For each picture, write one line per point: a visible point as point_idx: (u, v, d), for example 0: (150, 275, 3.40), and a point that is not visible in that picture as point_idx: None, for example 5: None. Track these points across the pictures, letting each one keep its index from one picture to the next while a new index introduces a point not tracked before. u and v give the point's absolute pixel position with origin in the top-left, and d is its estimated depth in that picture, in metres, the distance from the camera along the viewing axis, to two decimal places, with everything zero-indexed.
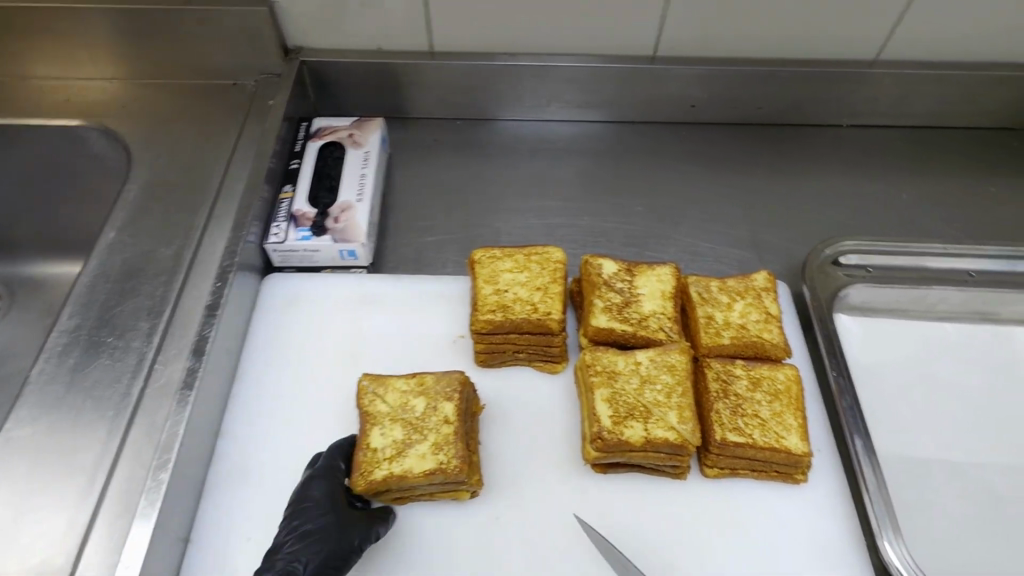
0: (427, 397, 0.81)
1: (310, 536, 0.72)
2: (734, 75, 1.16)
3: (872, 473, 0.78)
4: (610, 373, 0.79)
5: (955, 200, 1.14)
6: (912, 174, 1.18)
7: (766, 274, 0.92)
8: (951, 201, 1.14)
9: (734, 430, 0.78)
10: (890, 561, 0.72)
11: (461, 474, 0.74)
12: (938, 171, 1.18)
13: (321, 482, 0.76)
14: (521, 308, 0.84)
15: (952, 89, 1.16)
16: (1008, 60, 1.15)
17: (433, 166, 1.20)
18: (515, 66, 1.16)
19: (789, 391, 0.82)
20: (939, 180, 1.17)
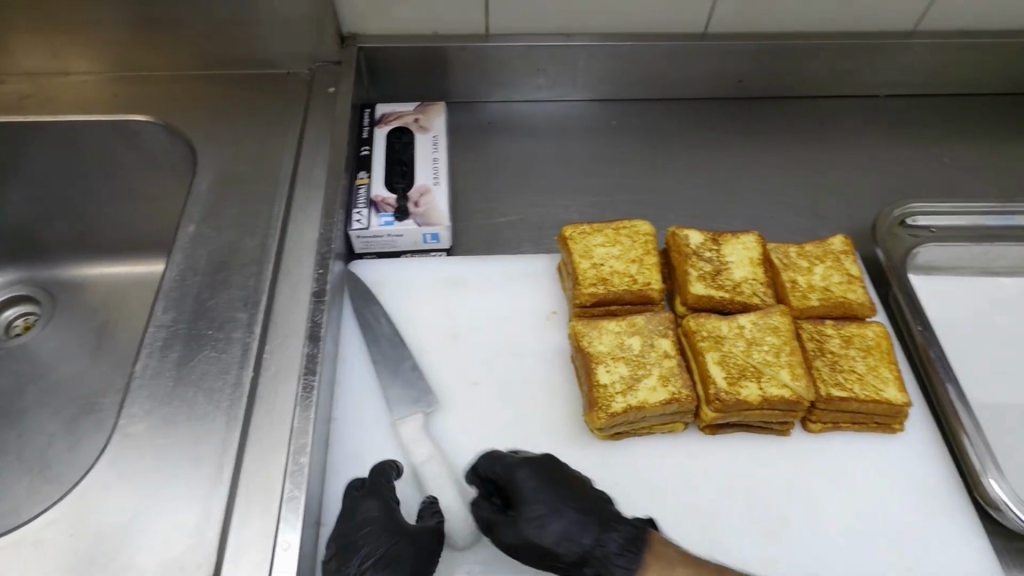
0: (643, 335, 0.81)
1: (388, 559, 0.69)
2: (781, 50, 1.20)
3: (967, 414, 0.82)
4: (716, 337, 0.82)
5: (991, 162, 1.20)
6: (950, 140, 1.23)
7: (842, 238, 0.96)
8: (988, 163, 1.20)
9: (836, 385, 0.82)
10: (996, 495, 0.77)
11: (694, 405, 0.76)
12: (974, 136, 1.23)
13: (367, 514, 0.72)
14: (621, 281, 0.86)
15: (986, 56, 1.22)
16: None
17: (490, 149, 1.21)
18: (569, 47, 1.17)
19: (879, 346, 0.86)
20: (976, 143, 1.22)
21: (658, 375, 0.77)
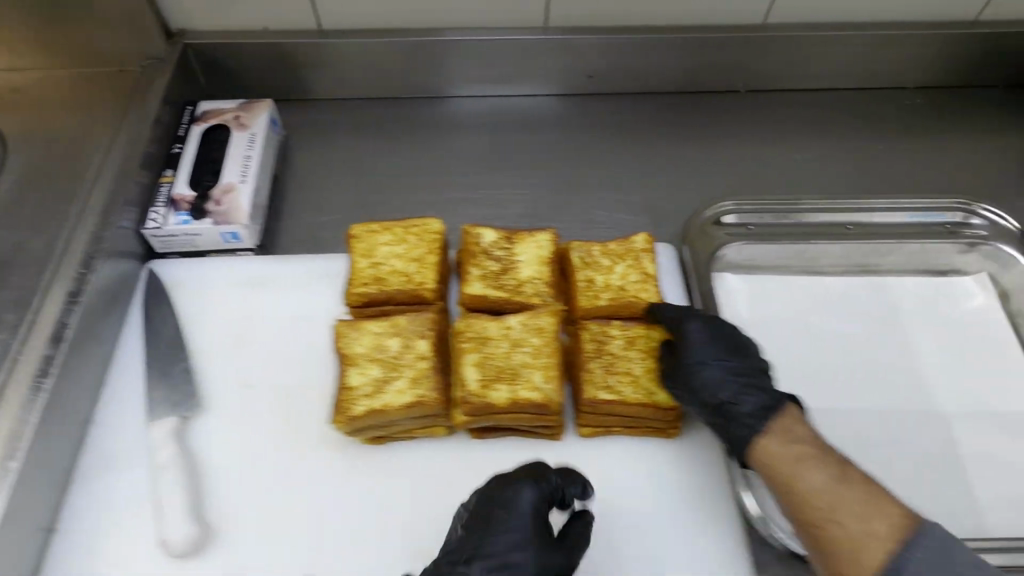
0: (401, 337, 0.78)
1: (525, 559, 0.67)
2: (625, 45, 1.17)
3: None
4: (481, 339, 0.79)
5: (832, 160, 1.20)
6: (796, 138, 1.22)
7: (647, 236, 0.93)
8: (828, 160, 1.19)
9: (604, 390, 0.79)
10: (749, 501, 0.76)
11: (439, 408, 0.74)
12: (822, 134, 1.22)
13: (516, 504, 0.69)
14: (396, 280, 0.84)
15: (835, 51, 1.20)
16: (888, 20, 1.18)
17: (329, 146, 1.18)
18: (405, 43, 1.15)
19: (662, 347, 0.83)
20: (821, 142, 1.21)
21: (405, 377, 0.75)
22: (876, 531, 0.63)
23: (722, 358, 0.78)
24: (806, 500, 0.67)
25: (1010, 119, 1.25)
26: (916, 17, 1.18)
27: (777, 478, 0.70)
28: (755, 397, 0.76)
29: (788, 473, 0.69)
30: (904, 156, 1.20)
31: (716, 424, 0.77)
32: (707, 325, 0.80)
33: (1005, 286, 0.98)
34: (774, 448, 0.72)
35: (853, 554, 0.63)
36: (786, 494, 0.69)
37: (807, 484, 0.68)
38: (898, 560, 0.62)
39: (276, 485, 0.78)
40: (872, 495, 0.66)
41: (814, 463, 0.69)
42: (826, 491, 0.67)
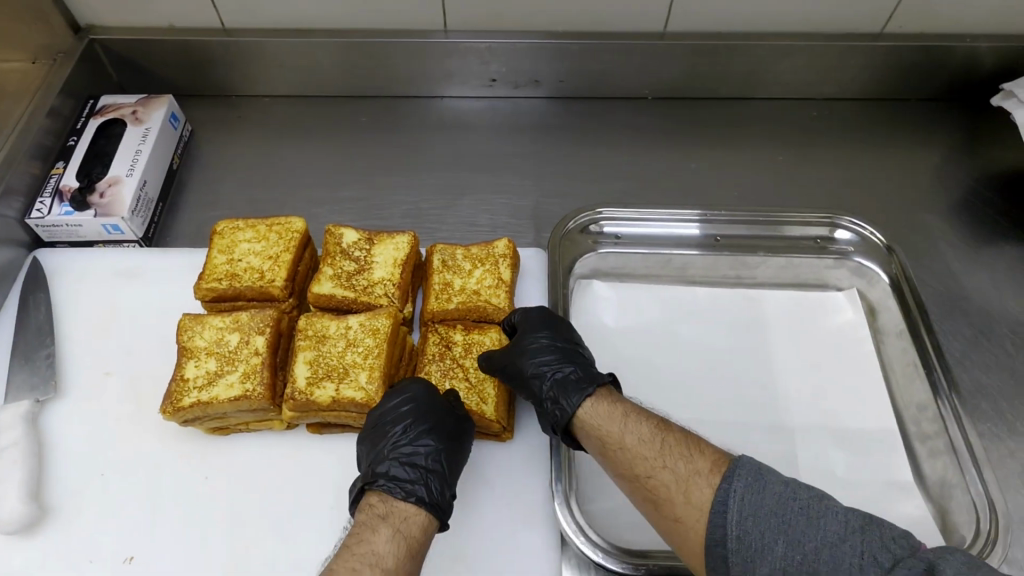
0: (240, 332, 0.81)
1: (436, 428, 0.73)
2: (524, 50, 1.17)
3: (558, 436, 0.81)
4: (319, 337, 0.82)
5: (726, 168, 1.21)
6: (694, 145, 1.23)
7: (509, 241, 0.94)
8: (722, 169, 1.21)
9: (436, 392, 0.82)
10: (565, 518, 0.76)
11: (265, 403, 0.76)
12: (719, 143, 1.24)
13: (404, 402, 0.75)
14: (249, 277, 0.86)
15: (734, 60, 1.21)
16: (787, 31, 1.19)
17: (235, 142, 1.21)
18: (305, 43, 1.16)
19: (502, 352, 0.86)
20: (717, 151, 1.23)
21: (236, 371, 0.77)
22: (697, 468, 0.65)
23: (554, 339, 0.81)
24: (632, 457, 0.69)
25: (906, 133, 1.28)
26: (816, 28, 1.18)
27: (606, 439, 0.72)
28: (580, 371, 0.78)
29: (614, 435, 0.71)
30: (798, 167, 1.22)
31: (543, 402, 0.78)
32: (550, 320, 0.84)
33: (870, 303, 0.97)
34: (599, 413, 0.74)
35: (678, 495, 0.64)
36: (615, 457, 0.70)
37: (631, 440, 0.70)
38: (720, 492, 0.62)
39: (121, 469, 0.82)
40: (688, 441, 0.69)
41: (636, 420, 0.72)
42: (648, 445, 0.69)
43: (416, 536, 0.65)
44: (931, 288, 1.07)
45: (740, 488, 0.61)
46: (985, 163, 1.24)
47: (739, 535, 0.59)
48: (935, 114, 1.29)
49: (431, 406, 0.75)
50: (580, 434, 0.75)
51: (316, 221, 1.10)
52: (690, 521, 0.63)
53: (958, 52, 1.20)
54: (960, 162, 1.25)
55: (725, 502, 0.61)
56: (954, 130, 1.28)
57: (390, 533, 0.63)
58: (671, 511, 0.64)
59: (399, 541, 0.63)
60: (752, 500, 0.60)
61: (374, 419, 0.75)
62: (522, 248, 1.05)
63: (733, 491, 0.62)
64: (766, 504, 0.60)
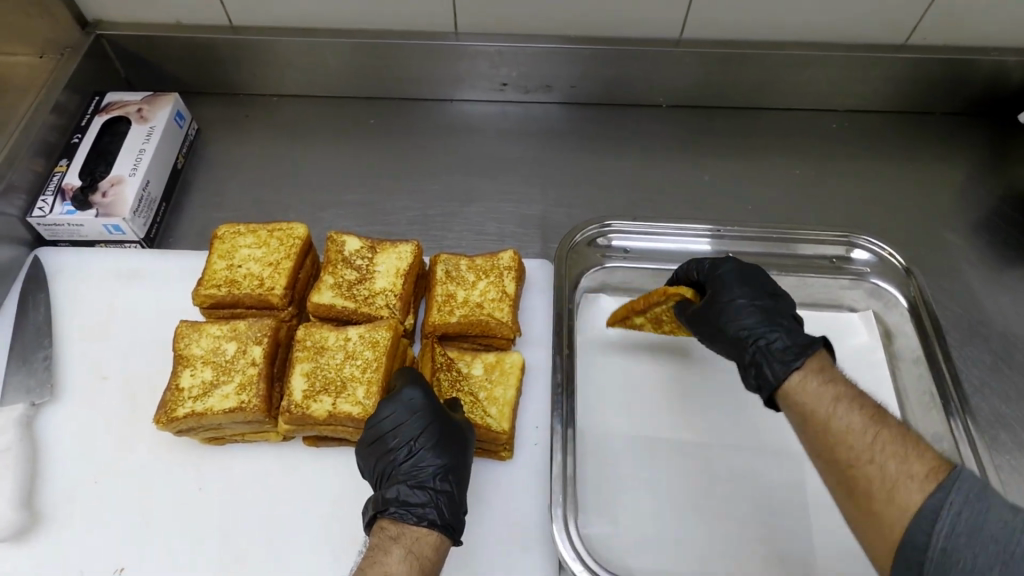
0: (237, 341, 0.79)
1: (447, 445, 0.71)
2: (535, 54, 1.15)
3: (563, 450, 0.79)
4: (317, 348, 0.80)
5: (740, 181, 1.18)
6: (708, 156, 1.20)
7: (515, 252, 0.92)
8: (737, 181, 1.18)
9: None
10: (565, 537, 0.74)
11: (260, 415, 0.75)
12: (734, 153, 1.21)
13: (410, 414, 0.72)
14: (248, 284, 0.84)
15: (750, 69, 1.17)
16: (807, 41, 1.15)
17: (241, 142, 1.19)
18: (313, 43, 1.14)
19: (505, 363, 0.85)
20: (732, 162, 1.20)
21: (232, 381, 0.76)
22: (912, 471, 0.63)
23: (753, 300, 0.83)
24: (843, 442, 0.68)
25: (930, 148, 1.24)
26: (839, 38, 1.15)
27: (812, 415, 0.71)
28: (786, 335, 0.79)
29: (823, 415, 0.70)
30: (817, 181, 1.19)
31: (748, 366, 0.79)
32: (740, 269, 0.86)
33: (887, 325, 0.94)
34: (812, 389, 0.74)
35: (883, 493, 0.63)
36: (818, 434, 0.70)
37: (841, 425, 0.69)
38: (933, 502, 0.59)
39: (116, 476, 0.81)
40: (903, 439, 0.66)
41: (848, 403, 0.70)
42: (861, 433, 0.67)
43: (430, 556, 0.65)
44: (951, 311, 1.04)
45: (960, 506, 0.58)
46: (1013, 181, 1.20)
47: (948, 548, 0.57)
48: (959, 129, 1.26)
49: (436, 418, 0.72)
50: (783, 400, 0.76)
51: (321, 225, 1.09)
52: (890, 516, 0.61)
53: (985, 66, 1.16)
54: (985, 179, 1.21)
55: (937, 514, 0.58)
56: (979, 146, 1.24)
57: (402, 555, 0.64)
58: (870, 504, 0.63)
59: (411, 561, 0.63)
60: (972, 521, 0.57)
61: (374, 431, 0.72)
62: (529, 258, 1.02)
63: (951, 509, 0.58)
64: (983, 527, 0.56)
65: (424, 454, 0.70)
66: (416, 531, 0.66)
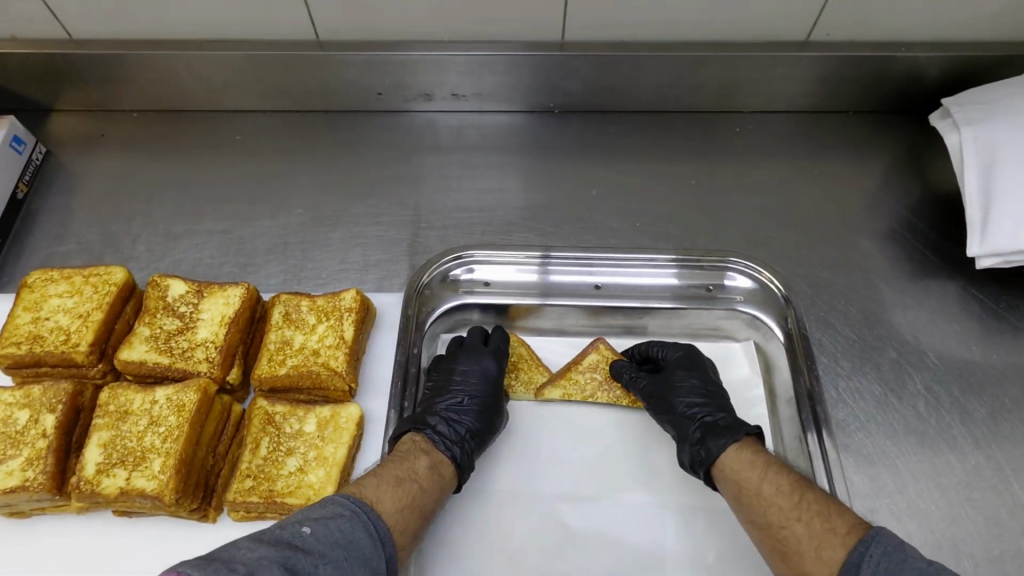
0: (27, 410, 0.72)
1: (488, 405, 0.81)
2: (406, 61, 1.05)
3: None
4: (121, 414, 0.73)
5: (636, 193, 1.08)
6: (604, 166, 1.11)
7: (359, 291, 0.85)
8: (633, 194, 1.08)
9: (254, 472, 0.74)
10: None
11: (45, 494, 0.68)
12: (631, 162, 1.12)
13: (482, 369, 0.83)
14: (52, 339, 0.77)
15: (642, 72, 1.08)
16: (702, 39, 1.06)
17: (94, 165, 1.10)
18: (161, 56, 1.05)
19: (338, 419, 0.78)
20: (628, 172, 1.11)
21: (18, 457, 0.69)
22: (836, 526, 0.63)
23: (701, 386, 0.81)
24: (773, 509, 0.68)
25: (843, 151, 1.15)
26: (735, 36, 1.06)
27: (742, 489, 0.71)
28: (719, 418, 0.78)
29: (754, 485, 0.70)
30: (719, 190, 1.10)
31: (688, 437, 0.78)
32: (688, 356, 0.84)
33: (768, 358, 0.87)
34: (744, 461, 0.73)
35: (809, 551, 0.63)
36: (750, 508, 0.69)
37: (770, 491, 0.69)
38: (857, 553, 0.59)
39: None
40: (828, 502, 0.66)
41: (779, 469, 0.70)
42: (786, 497, 0.68)
43: (447, 477, 0.74)
44: (843, 334, 0.94)
45: (877, 555, 0.57)
46: (930, 184, 1.12)
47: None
48: (875, 129, 1.17)
49: (498, 382, 0.84)
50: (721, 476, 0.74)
51: (169, 257, 0.99)
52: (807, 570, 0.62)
53: (895, 63, 1.07)
54: (902, 182, 1.12)
55: (856, 564, 0.58)
56: (896, 147, 1.15)
57: (428, 463, 0.73)
58: (800, 565, 0.63)
59: (434, 471, 0.73)
60: (890, 566, 0.56)
61: (450, 365, 0.84)
62: (389, 291, 0.94)
63: (872, 559, 0.57)
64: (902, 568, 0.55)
65: (467, 405, 0.80)
66: (428, 464, 0.73)
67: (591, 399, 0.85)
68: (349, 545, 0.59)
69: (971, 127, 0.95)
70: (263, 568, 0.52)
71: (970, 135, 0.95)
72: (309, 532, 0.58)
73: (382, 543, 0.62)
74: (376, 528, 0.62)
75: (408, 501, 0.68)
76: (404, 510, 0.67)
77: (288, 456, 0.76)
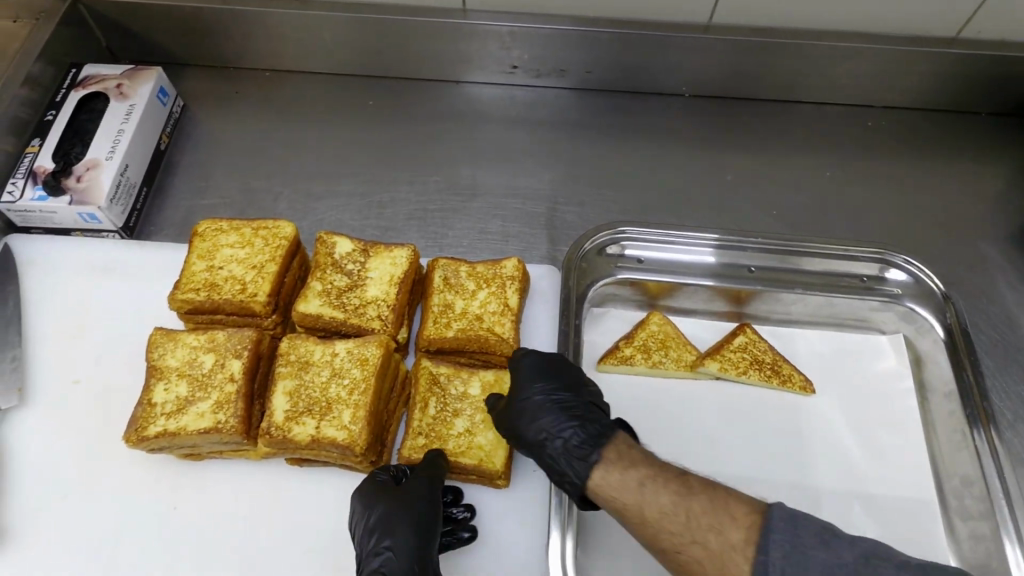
0: (213, 354, 0.73)
1: (384, 521, 0.67)
2: (549, 35, 1.05)
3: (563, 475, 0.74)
4: (302, 364, 0.74)
5: (769, 181, 1.08)
6: (734, 152, 1.11)
7: (519, 261, 0.85)
8: (764, 181, 1.08)
9: (426, 431, 0.76)
10: (563, 549, 0.71)
11: (237, 437, 0.69)
12: (762, 150, 1.11)
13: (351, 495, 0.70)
14: (230, 288, 0.78)
15: (782, 60, 1.08)
16: (847, 30, 1.05)
17: (230, 122, 1.10)
18: (307, 16, 1.05)
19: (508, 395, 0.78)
20: (759, 159, 1.10)
21: (209, 399, 0.70)
22: (731, 541, 0.56)
23: (553, 396, 0.71)
24: (653, 530, 0.59)
25: (974, 151, 1.14)
26: (881, 28, 1.05)
27: (623, 512, 0.61)
28: (571, 435, 0.68)
29: (632, 508, 0.61)
30: (851, 183, 1.09)
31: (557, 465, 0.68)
32: (546, 360, 0.74)
33: (918, 352, 0.88)
34: (613, 480, 0.63)
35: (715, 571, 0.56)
36: (637, 531, 0.61)
37: (651, 514, 0.60)
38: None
39: (88, 492, 0.76)
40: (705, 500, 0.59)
41: (656, 484, 0.61)
42: (672, 516, 0.59)
43: None
44: (986, 333, 0.95)
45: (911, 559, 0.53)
46: None
47: None
48: (1006, 131, 1.16)
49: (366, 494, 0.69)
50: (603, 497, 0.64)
51: (311, 216, 1.00)
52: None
53: None
54: None
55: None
56: None
57: None
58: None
59: None
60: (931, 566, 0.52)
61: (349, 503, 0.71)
62: (533, 263, 0.95)
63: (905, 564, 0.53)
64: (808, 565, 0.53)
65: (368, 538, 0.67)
66: None
67: (743, 376, 0.84)
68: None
69: None
70: None
71: None
72: None
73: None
74: None
75: None
76: None
77: (455, 417, 0.77)
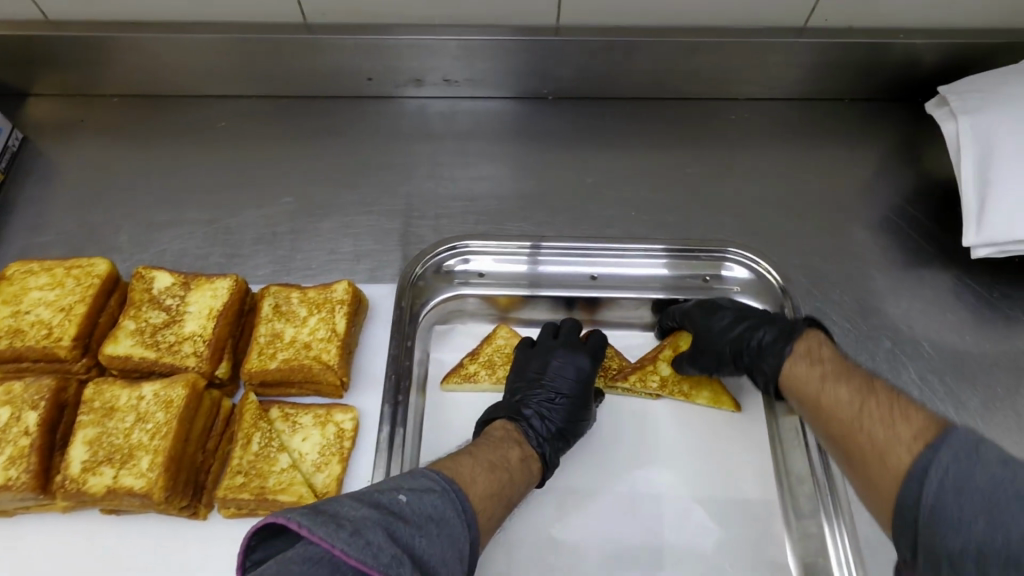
0: (7, 408, 0.69)
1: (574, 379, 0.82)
2: (397, 45, 1.02)
3: None
4: (106, 410, 0.72)
5: (631, 180, 1.07)
6: (597, 153, 1.09)
7: (352, 283, 0.83)
8: (627, 181, 1.07)
9: (246, 469, 0.73)
10: None
11: (29, 493, 0.66)
12: (625, 150, 1.10)
13: (527, 362, 0.85)
14: (35, 333, 0.74)
15: (638, 59, 1.06)
16: (698, 25, 1.05)
17: (74, 152, 1.06)
18: (141, 37, 1.00)
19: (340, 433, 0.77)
20: (621, 159, 1.09)
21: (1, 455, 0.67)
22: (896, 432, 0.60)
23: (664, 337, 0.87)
24: (831, 418, 0.68)
25: (840, 137, 1.14)
26: (731, 22, 1.04)
27: (809, 403, 0.72)
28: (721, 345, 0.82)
29: (816, 396, 0.71)
30: (715, 178, 1.08)
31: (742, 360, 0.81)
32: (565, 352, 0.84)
33: None
34: (802, 372, 0.74)
35: (875, 456, 0.60)
36: (821, 425, 0.70)
37: (831, 401, 0.68)
38: (919, 459, 0.54)
39: None
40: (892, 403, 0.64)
41: (838, 383, 0.69)
42: (849, 405, 0.67)
43: (535, 472, 0.76)
44: (837, 325, 0.94)
45: (947, 462, 0.51)
46: (927, 171, 1.10)
47: (933, 505, 0.50)
48: (872, 116, 1.16)
49: (535, 365, 0.84)
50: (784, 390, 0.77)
51: (153, 247, 0.97)
52: (882, 483, 0.58)
53: (893, 50, 1.06)
54: (899, 170, 1.11)
55: (923, 473, 0.52)
56: (893, 134, 1.14)
57: (489, 471, 0.71)
58: (866, 474, 0.61)
59: (494, 479, 0.70)
60: (959, 475, 0.50)
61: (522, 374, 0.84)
62: (380, 282, 0.92)
63: (941, 463, 0.52)
64: (972, 475, 0.49)
65: (558, 403, 0.80)
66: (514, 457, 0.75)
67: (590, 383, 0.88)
68: (440, 522, 0.61)
69: (969, 115, 0.95)
70: (367, 527, 0.55)
71: (967, 124, 0.94)
72: (406, 501, 0.60)
73: (468, 525, 0.64)
74: (462, 507, 0.64)
75: (497, 490, 0.70)
76: (491, 497, 0.69)
77: (280, 452, 0.75)
